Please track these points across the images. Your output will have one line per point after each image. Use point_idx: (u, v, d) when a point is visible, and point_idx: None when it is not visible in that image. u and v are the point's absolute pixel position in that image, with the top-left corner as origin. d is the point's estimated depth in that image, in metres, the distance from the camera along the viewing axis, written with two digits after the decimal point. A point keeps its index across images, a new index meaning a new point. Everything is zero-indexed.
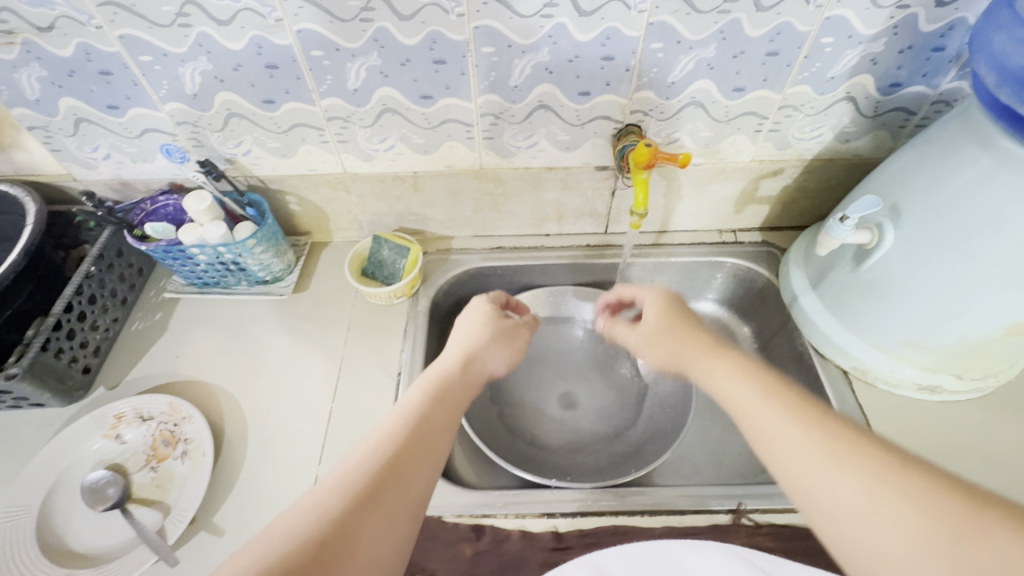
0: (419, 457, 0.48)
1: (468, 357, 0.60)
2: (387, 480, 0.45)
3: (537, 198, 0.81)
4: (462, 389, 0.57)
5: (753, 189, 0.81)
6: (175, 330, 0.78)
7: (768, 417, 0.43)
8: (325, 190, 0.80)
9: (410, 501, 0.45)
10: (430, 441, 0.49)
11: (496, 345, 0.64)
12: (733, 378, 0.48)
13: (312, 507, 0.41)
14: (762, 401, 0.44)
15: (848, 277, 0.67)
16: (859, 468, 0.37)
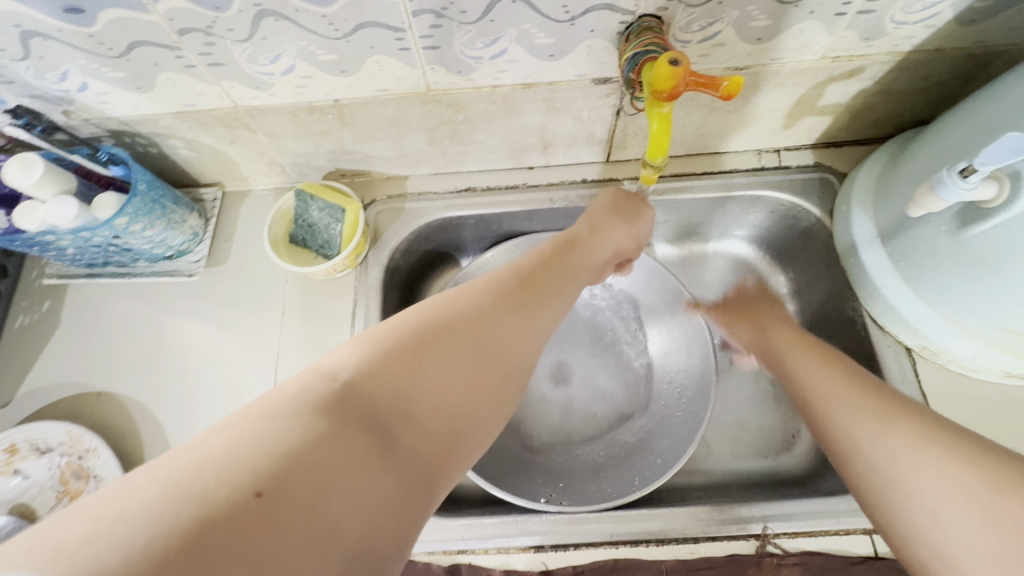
0: (556, 287, 0.46)
1: (587, 232, 0.54)
2: (434, 353, 0.34)
3: (514, 124, 0.59)
4: (595, 250, 0.53)
5: (814, 97, 0.58)
6: (69, 325, 0.63)
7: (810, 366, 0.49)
8: (220, 131, 0.58)
9: (549, 326, 0.43)
10: (572, 273, 0.49)
11: (614, 221, 0.56)
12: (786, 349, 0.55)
13: (459, 292, 0.40)
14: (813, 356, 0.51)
15: (944, 240, 0.48)
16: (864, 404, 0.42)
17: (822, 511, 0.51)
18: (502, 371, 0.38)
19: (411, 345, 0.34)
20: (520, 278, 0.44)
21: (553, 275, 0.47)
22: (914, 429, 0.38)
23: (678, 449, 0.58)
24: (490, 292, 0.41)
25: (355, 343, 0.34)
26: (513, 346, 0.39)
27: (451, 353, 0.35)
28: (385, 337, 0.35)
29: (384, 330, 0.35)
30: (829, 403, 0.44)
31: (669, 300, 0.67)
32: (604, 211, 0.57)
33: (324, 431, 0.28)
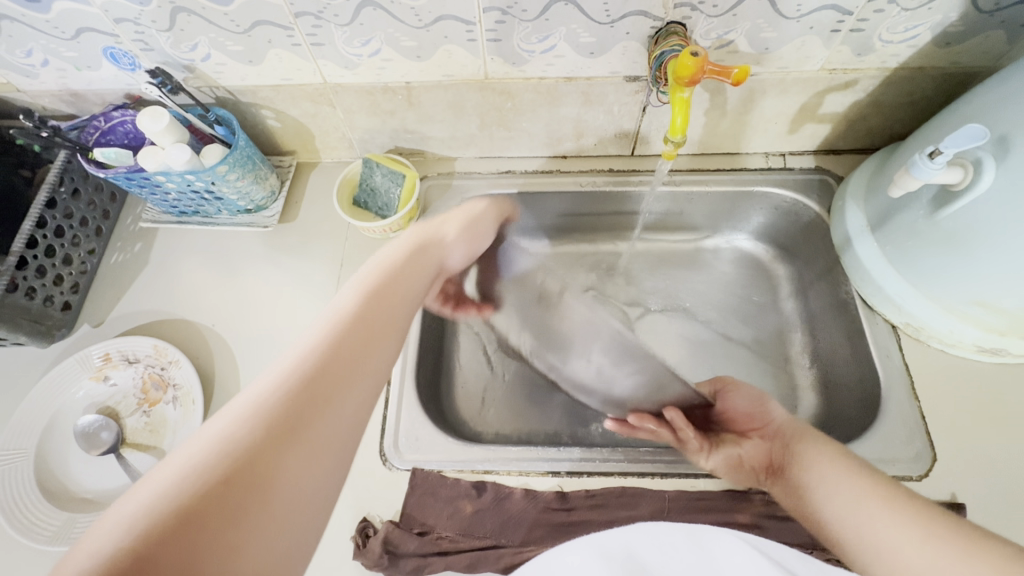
0: (340, 389, 0.37)
1: (422, 245, 0.52)
2: (239, 501, 0.30)
3: (554, 114, 0.69)
4: (407, 285, 0.48)
5: (814, 105, 0.67)
6: (156, 263, 0.72)
7: (823, 458, 0.48)
8: (306, 104, 0.68)
9: (337, 438, 0.36)
10: (368, 344, 0.41)
11: (460, 237, 0.56)
12: (811, 446, 0.50)
13: (240, 416, 0.33)
14: (819, 447, 0.50)
15: (921, 223, 0.56)
16: (898, 508, 0.43)
17: None
18: (292, 510, 0.32)
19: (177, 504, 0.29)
20: (313, 390, 0.36)
21: (352, 375, 0.38)
22: (938, 526, 0.41)
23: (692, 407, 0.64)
24: (260, 426, 0.33)
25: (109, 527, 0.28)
26: (294, 485, 0.32)
27: (228, 500, 0.30)
28: (154, 504, 0.29)
29: (154, 498, 0.29)
30: (889, 531, 0.42)
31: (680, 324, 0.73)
32: (452, 224, 0.56)
33: None
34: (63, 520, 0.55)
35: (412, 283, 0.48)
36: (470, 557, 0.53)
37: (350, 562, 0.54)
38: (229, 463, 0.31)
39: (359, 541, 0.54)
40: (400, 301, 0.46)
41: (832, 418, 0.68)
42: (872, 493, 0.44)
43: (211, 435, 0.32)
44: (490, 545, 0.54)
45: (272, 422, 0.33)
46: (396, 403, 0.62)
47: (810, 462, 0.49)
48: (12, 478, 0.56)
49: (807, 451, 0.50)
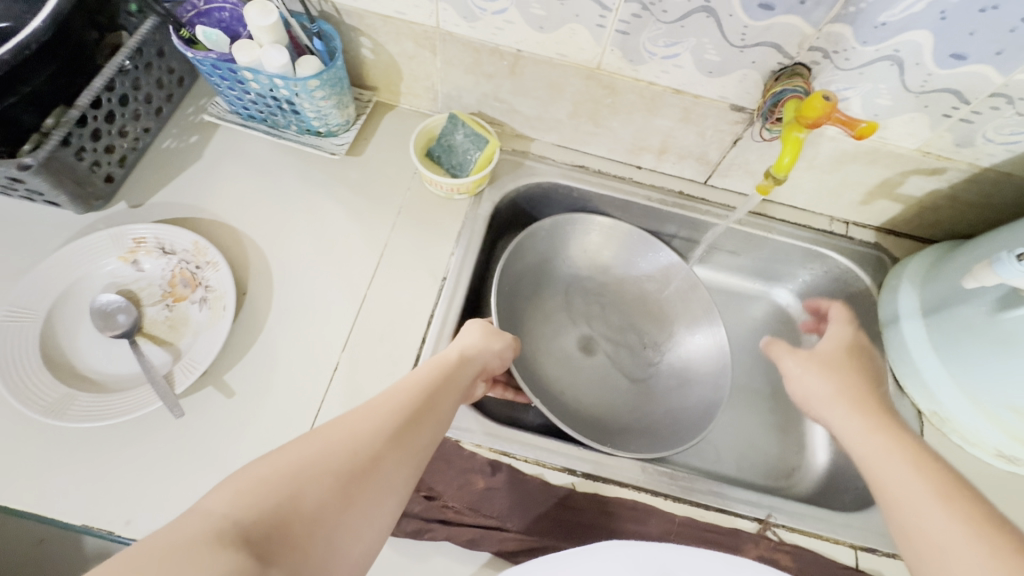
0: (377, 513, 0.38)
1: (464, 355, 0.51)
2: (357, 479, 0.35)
3: (647, 122, 0.69)
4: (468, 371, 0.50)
5: (895, 183, 0.68)
6: (208, 160, 0.69)
7: (886, 459, 0.44)
8: (408, 44, 0.67)
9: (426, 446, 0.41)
10: (427, 412, 0.43)
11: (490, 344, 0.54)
12: (869, 432, 0.47)
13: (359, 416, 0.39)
14: (869, 433, 0.47)
15: (980, 319, 0.57)
16: (958, 508, 0.38)
17: (820, 516, 0.57)
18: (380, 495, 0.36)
19: (313, 464, 0.34)
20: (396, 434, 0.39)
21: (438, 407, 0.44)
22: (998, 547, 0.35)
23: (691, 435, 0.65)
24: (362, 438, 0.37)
25: (237, 477, 0.32)
26: (346, 551, 0.32)
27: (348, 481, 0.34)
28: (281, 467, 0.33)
29: (277, 465, 0.33)
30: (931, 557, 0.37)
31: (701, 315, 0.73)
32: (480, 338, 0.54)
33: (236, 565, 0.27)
34: (60, 395, 0.52)
35: (469, 366, 0.51)
36: (472, 533, 0.52)
37: None
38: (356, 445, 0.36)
39: None
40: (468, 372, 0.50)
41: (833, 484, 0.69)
42: (947, 505, 0.39)
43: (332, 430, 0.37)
44: (494, 526, 0.53)
45: (362, 446, 0.37)
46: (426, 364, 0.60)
47: (866, 457, 0.45)
48: (13, 337, 0.53)
49: (869, 461, 0.45)
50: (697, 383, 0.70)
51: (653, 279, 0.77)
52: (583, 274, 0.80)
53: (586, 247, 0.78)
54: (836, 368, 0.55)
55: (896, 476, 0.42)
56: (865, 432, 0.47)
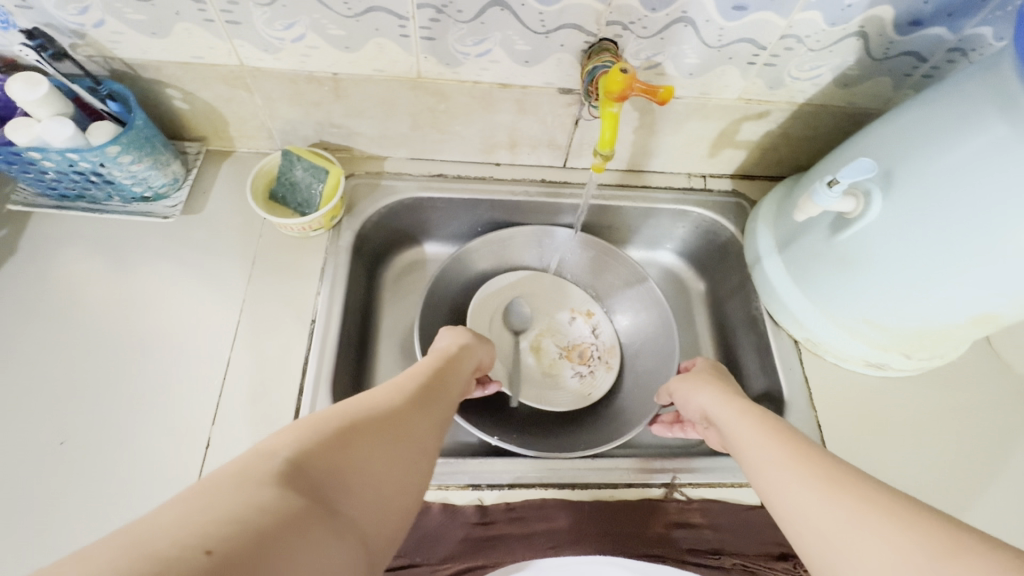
0: (418, 416, 0.43)
1: (455, 351, 0.57)
2: (354, 447, 0.36)
3: (488, 120, 0.68)
4: (455, 376, 0.53)
5: (732, 131, 0.71)
6: (23, 254, 0.63)
7: (746, 432, 0.50)
8: (219, 87, 0.63)
9: (422, 438, 0.42)
10: (428, 402, 0.46)
11: (479, 341, 0.62)
12: (732, 415, 0.53)
13: (323, 416, 0.38)
14: (735, 414, 0.53)
15: (820, 245, 0.60)
16: (797, 460, 0.44)
17: (722, 465, 0.58)
18: (370, 491, 0.34)
19: (321, 436, 0.35)
20: (384, 428, 0.39)
21: (426, 414, 0.45)
22: (827, 478, 0.42)
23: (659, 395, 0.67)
24: (338, 427, 0.37)
25: (294, 428, 0.35)
26: (362, 525, 0.32)
27: (337, 455, 0.34)
28: (305, 431, 0.35)
29: (284, 442, 0.34)
30: (784, 497, 0.43)
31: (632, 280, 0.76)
32: (468, 338, 0.61)
33: (277, 499, 0.29)
34: None
35: (458, 379, 0.53)
36: None
37: None
38: (339, 436, 0.36)
39: None
40: (452, 373, 0.53)
41: None
42: (791, 457, 0.45)
43: (292, 432, 0.35)
44: (402, 564, 0.51)
45: (346, 423, 0.37)
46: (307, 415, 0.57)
47: (731, 433, 0.52)
48: None
49: (736, 436, 0.51)
50: (652, 349, 0.73)
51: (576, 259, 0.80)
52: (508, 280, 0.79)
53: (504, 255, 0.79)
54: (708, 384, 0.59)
55: (752, 444, 0.49)
56: (728, 414, 0.54)
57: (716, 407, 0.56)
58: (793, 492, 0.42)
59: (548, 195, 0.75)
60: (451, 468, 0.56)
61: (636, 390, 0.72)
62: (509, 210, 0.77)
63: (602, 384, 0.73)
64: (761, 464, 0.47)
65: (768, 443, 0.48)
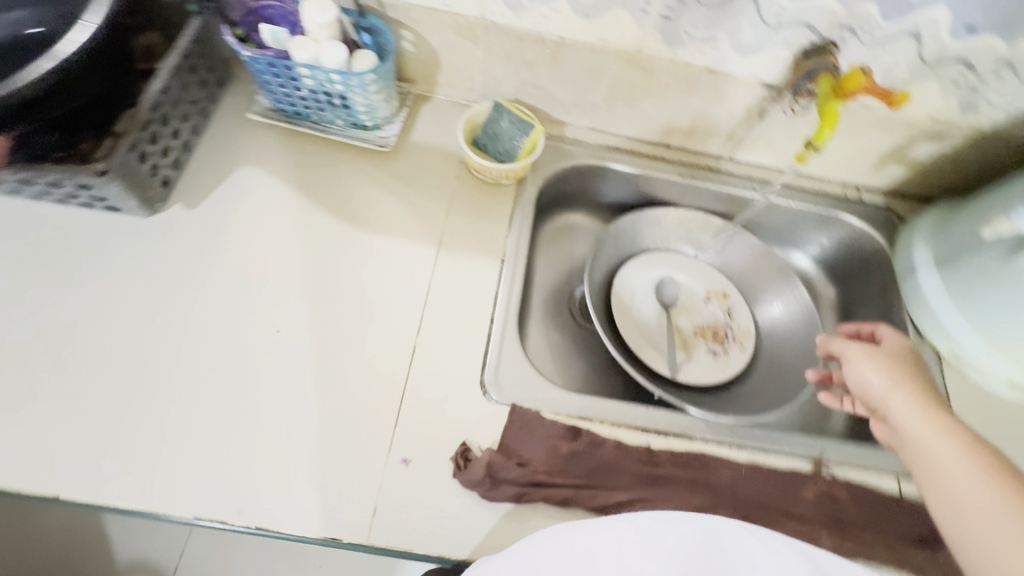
0: None
1: None
2: None
3: (680, 102, 0.73)
4: None
5: (905, 148, 0.75)
6: (254, 159, 0.70)
7: (940, 440, 0.48)
8: (451, 36, 0.68)
9: None
10: None
11: None
12: (923, 416, 0.50)
13: None
14: (924, 416, 0.50)
15: (993, 266, 0.64)
16: (1003, 495, 0.43)
17: (864, 451, 0.64)
18: None
19: None
20: None
21: None
22: None
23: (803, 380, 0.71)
24: None
25: None
26: None
27: None
28: None
29: None
30: (976, 530, 0.42)
31: (777, 279, 0.80)
32: None
33: None
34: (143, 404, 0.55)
35: None
36: (565, 493, 0.56)
37: (448, 480, 0.56)
38: None
39: (459, 462, 0.56)
40: None
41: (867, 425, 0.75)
42: (997, 487, 0.43)
43: None
44: (583, 484, 0.57)
45: None
46: (498, 342, 0.63)
47: (918, 434, 0.49)
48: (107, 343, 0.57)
49: (924, 441, 0.48)
50: (789, 343, 0.77)
51: (723, 250, 0.84)
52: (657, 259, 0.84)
53: (659, 236, 0.83)
54: (898, 367, 0.54)
55: (943, 451, 0.47)
56: (920, 415, 0.50)
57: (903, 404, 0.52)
58: (990, 526, 0.42)
59: (712, 182, 0.80)
60: (624, 410, 0.62)
61: (771, 375, 0.76)
62: (670, 192, 0.82)
63: (736, 363, 0.77)
64: (951, 475, 0.45)
65: (967, 459, 0.46)
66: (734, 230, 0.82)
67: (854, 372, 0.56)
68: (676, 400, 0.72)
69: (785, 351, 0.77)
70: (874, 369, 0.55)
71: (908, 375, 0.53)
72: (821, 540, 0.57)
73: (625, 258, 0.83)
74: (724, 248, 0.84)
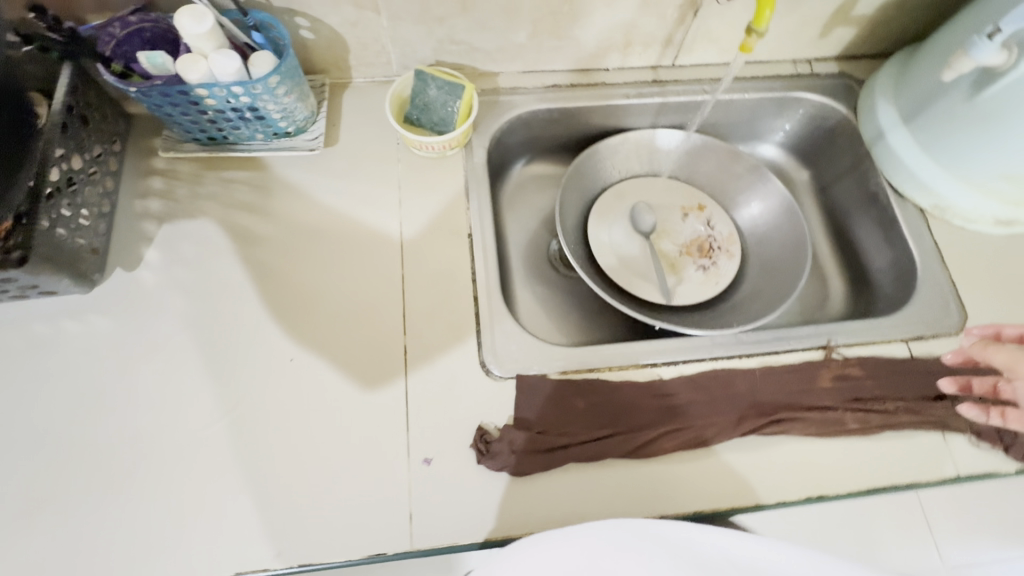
0: None
1: None
2: None
3: (608, 20, 0.68)
4: None
5: (849, 7, 0.71)
6: (182, 199, 0.65)
7: None
8: (348, 10, 0.62)
9: None
10: None
11: None
12: None
13: None
14: None
15: (960, 108, 0.62)
16: None
17: (870, 324, 0.64)
18: None
19: None
20: None
21: None
22: None
23: (797, 270, 0.70)
24: None
25: None
26: None
27: None
28: None
29: None
30: None
31: (750, 178, 0.78)
32: None
33: None
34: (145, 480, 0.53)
35: None
36: (591, 448, 0.56)
37: (474, 467, 0.55)
38: None
39: (481, 448, 0.55)
40: None
41: (866, 297, 0.75)
42: None
43: None
44: (607, 434, 0.57)
45: None
46: (488, 319, 0.61)
47: None
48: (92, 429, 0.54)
49: None
50: (773, 238, 0.76)
51: (690, 162, 0.81)
52: (624, 189, 0.81)
53: (622, 165, 0.80)
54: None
55: None
56: None
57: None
58: None
59: (661, 95, 0.76)
60: (628, 351, 0.61)
61: (764, 273, 0.75)
62: (621, 116, 0.78)
63: (726, 272, 0.76)
64: None
65: None
66: (695, 139, 0.79)
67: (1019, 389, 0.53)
68: (677, 324, 0.71)
69: (771, 246, 0.76)
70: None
71: None
72: (846, 422, 0.58)
73: (592, 196, 0.80)
74: (690, 160, 0.81)
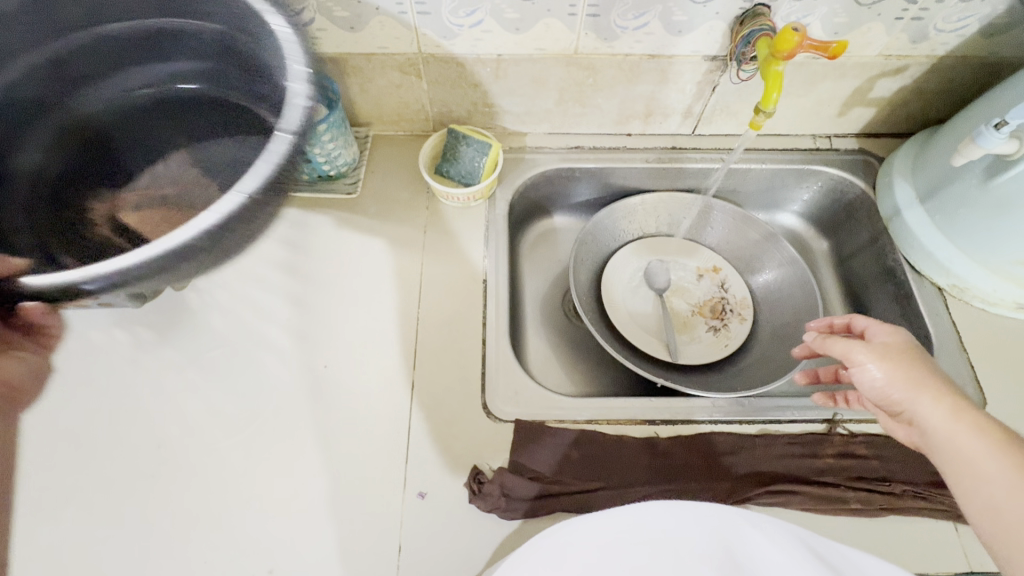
0: None
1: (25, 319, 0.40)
2: None
3: (629, 91, 0.73)
4: None
5: (866, 89, 0.73)
6: None
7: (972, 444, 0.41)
8: (394, 75, 0.70)
9: None
10: None
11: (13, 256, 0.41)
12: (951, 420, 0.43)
13: None
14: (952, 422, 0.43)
15: (974, 192, 0.63)
16: None
17: None
18: None
19: None
20: None
21: None
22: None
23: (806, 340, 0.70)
24: None
25: None
26: None
27: None
28: None
29: None
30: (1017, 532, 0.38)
31: (764, 245, 0.80)
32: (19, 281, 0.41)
33: None
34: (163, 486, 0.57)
35: None
36: (581, 499, 0.57)
37: (465, 506, 0.56)
38: None
39: (474, 486, 0.57)
40: None
41: None
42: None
43: None
44: (598, 486, 0.58)
45: None
46: (493, 361, 0.64)
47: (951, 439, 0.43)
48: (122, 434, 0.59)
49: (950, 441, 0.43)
50: (785, 305, 0.76)
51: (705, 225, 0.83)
52: (640, 247, 0.84)
53: (637, 224, 0.84)
54: (896, 360, 0.47)
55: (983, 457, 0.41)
56: (951, 420, 0.43)
57: (931, 409, 0.44)
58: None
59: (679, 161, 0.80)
60: (627, 405, 0.63)
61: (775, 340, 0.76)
62: (640, 179, 0.82)
63: (736, 335, 0.77)
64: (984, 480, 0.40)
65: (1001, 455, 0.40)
66: (711, 204, 0.81)
67: (863, 380, 0.48)
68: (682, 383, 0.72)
69: (784, 313, 0.76)
70: (884, 371, 0.46)
71: (908, 372, 0.46)
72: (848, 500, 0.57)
73: (608, 251, 0.83)
74: (706, 223, 0.83)
